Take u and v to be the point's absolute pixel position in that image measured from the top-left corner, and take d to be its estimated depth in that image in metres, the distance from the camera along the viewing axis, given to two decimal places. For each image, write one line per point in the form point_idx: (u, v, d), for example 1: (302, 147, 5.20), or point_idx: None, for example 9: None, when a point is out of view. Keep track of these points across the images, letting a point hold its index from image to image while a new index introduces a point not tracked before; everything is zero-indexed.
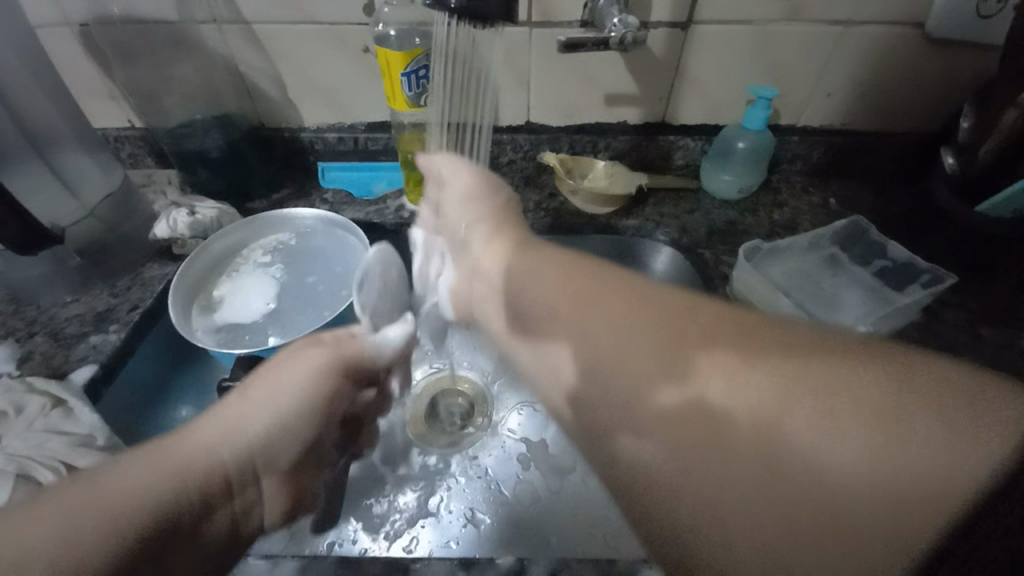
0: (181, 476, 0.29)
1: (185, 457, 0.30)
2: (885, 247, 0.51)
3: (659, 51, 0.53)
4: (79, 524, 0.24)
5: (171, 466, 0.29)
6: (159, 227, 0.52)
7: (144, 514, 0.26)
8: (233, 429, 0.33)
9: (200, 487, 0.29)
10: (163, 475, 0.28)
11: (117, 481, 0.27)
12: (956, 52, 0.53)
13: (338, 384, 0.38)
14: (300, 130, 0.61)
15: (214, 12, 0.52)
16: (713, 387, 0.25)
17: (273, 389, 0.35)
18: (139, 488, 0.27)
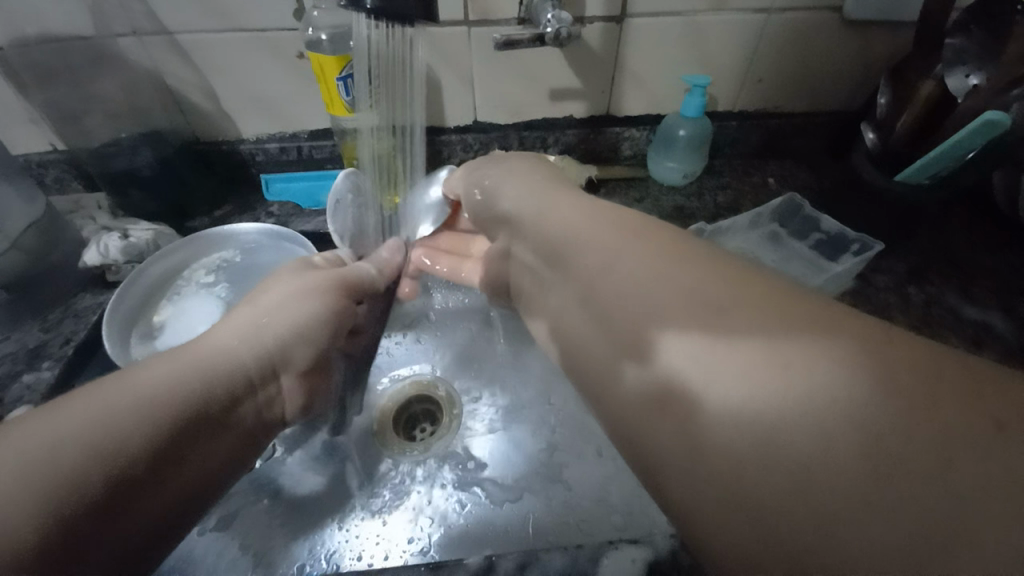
0: (206, 375, 0.32)
1: (184, 371, 0.32)
2: (818, 221, 0.54)
3: (596, 45, 0.54)
4: (115, 410, 0.28)
5: (196, 364, 0.32)
6: (89, 255, 0.49)
7: (153, 418, 0.28)
8: (253, 331, 0.37)
9: (223, 385, 0.33)
10: (181, 375, 0.31)
11: (144, 375, 0.30)
12: (872, 34, 0.56)
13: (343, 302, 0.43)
14: (239, 142, 0.59)
15: (134, 23, 0.49)
16: (677, 355, 0.25)
17: (285, 301, 0.39)
18: (169, 381, 0.30)
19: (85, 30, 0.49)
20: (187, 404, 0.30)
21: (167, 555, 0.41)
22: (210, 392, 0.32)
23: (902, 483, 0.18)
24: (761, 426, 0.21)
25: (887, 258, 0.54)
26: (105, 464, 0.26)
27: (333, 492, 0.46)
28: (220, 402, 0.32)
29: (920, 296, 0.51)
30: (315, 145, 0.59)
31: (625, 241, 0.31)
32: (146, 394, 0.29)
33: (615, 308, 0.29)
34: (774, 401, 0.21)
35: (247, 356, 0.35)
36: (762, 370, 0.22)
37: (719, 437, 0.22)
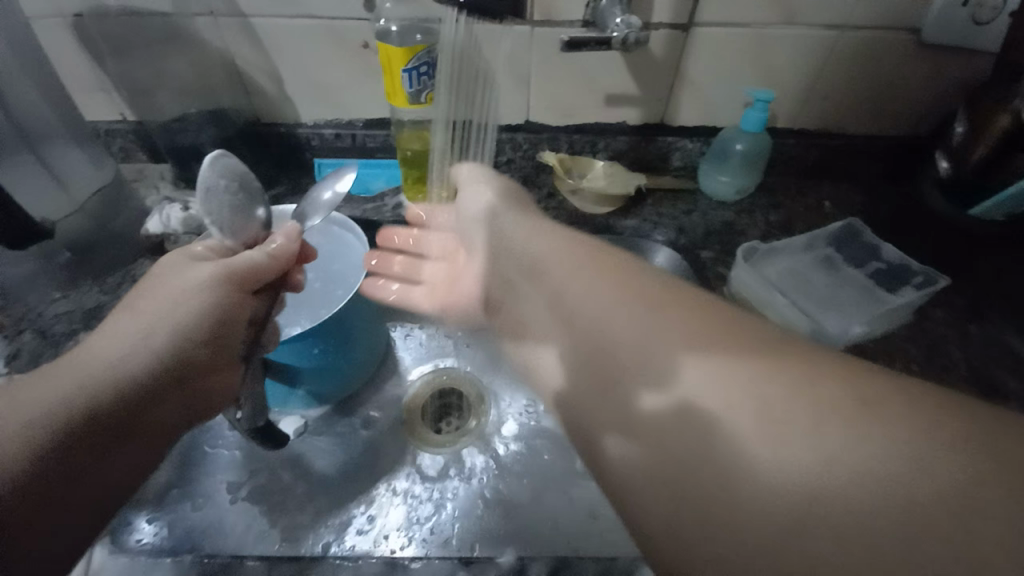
0: (109, 375, 0.31)
1: (145, 338, 0.33)
2: (876, 250, 0.52)
3: (659, 51, 0.53)
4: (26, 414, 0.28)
5: (103, 362, 0.31)
6: (151, 223, 0.51)
7: (54, 417, 0.28)
8: (149, 329, 0.33)
9: (135, 383, 0.31)
10: (83, 378, 0.30)
11: (58, 377, 0.30)
12: (953, 57, 0.53)
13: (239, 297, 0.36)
14: (296, 126, 0.60)
15: (210, 4, 0.51)
16: (699, 391, 0.26)
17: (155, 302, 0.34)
18: (75, 384, 0.30)
19: (164, 7, 0.52)
20: (150, 368, 0.32)
21: (202, 520, 0.42)
22: (119, 391, 0.31)
23: (926, 534, 0.19)
24: (784, 470, 0.22)
25: (950, 293, 0.51)
26: (66, 417, 0.29)
27: (361, 476, 0.47)
28: (131, 400, 0.31)
29: (982, 336, 0.48)
30: (368, 134, 0.60)
31: (635, 278, 0.32)
32: (112, 359, 0.31)
33: (632, 336, 0.29)
34: (800, 446, 0.22)
35: (153, 359, 0.32)
36: (758, 399, 0.24)
37: (747, 479, 0.23)
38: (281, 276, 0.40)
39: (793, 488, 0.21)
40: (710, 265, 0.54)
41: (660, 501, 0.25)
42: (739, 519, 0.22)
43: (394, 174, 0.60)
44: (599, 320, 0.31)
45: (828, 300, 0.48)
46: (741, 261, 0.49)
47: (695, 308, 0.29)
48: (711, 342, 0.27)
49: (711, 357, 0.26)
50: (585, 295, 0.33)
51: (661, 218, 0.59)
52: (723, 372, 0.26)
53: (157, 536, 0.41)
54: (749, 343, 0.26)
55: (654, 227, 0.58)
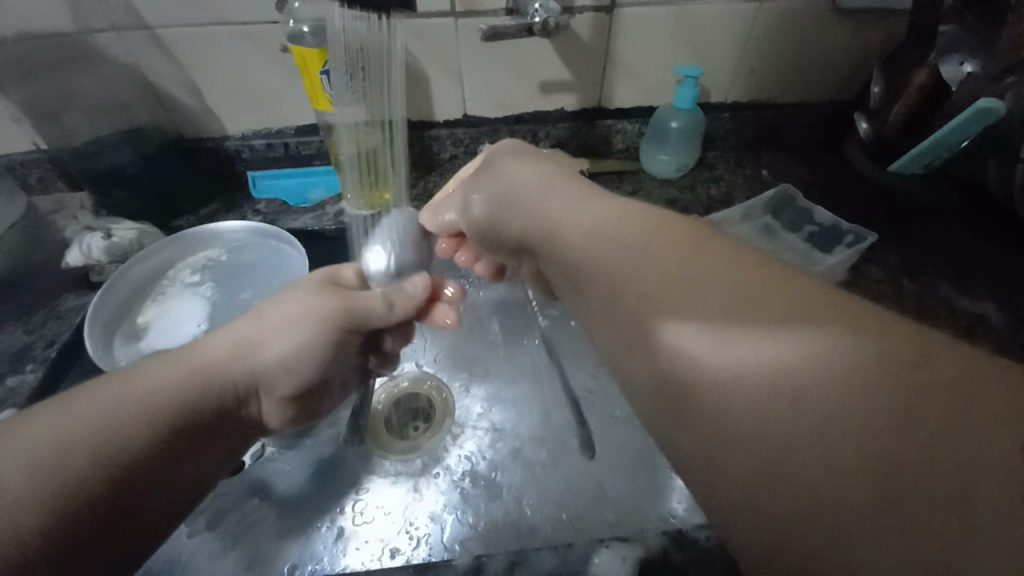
0: (199, 391, 0.32)
1: (145, 394, 0.30)
2: (811, 213, 0.54)
3: (586, 35, 0.53)
4: (101, 418, 0.28)
5: (192, 373, 0.32)
6: (72, 255, 0.48)
7: (140, 433, 0.29)
8: (246, 349, 0.35)
9: (215, 401, 0.33)
10: (172, 393, 0.31)
11: (132, 388, 0.30)
12: (863, 23, 0.55)
13: (344, 333, 0.39)
14: (225, 139, 0.58)
15: (116, 20, 0.49)
16: (699, 351, 0.24)
17: (271, 321, 0.36)
18: (158, 398, 0.30)
19: (65, 26, 0.49)
20: (195, 396, 0.32)
21: (155, 557, 0.41)
22: (202, 409, 0.32)
23: (917, 503, 0.17)
24: (769, 423, 0.21)
25: (881, 248, 0.53)
26: (138, 448, 0.29)
27: (325, 492, 0.46)
28: (210, 418, 0.33)
29: (912, 286, 0.50)
30: (302, 141, 0.58)
31: (665, 236, 0.29)
32: (171, 391, 0.31)
33: (638, 306, 0.27)
34: (784, 396, 0.21)
35: (235, 376, 0.34)
36: (751, 360, 0.22)
37: (724, 423, 0.22)
38: (346, 327, 0.38)
39: (784, 441, 0.20)
40: None
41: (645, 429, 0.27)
42: (737, 464, 0.21)
43: (332, 182, 0.58)
44: (620, 272, 0.29)
45: None
46: None
47: (701, 261, 0.26)
48: (721, 297, 0.25)
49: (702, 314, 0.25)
50: (602, 253, 0.30)
51: None
52: (715, 330, 0.24)
53: None
54: (753, 298, 0.24)
55: None
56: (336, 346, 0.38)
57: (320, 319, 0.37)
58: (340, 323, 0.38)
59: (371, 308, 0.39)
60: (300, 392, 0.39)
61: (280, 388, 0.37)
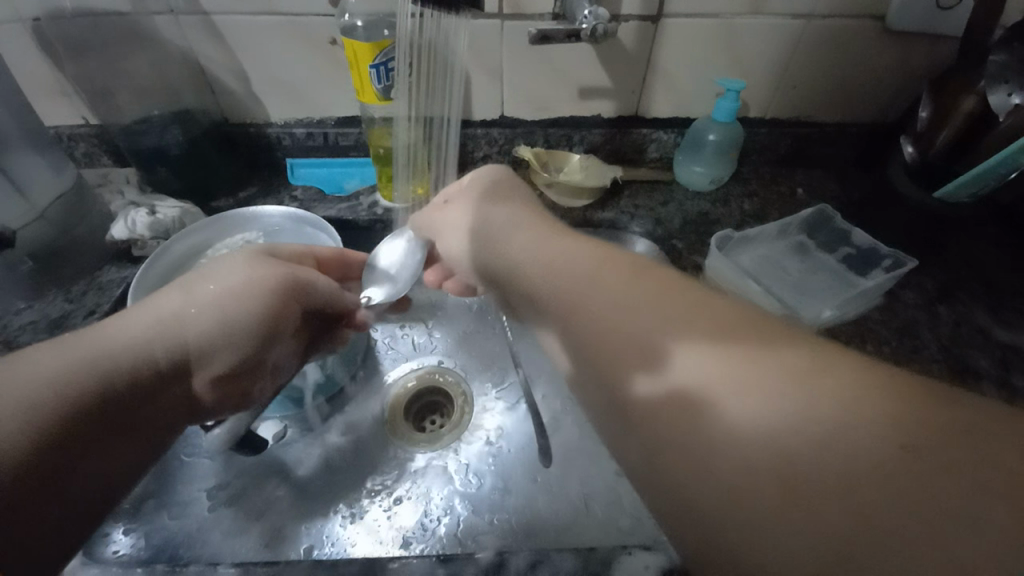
0: (106, 369, 0.31)
1: (61, 366, 0.30)
2: (848, 234, 0.53)
3: (630, 43, 0.53)
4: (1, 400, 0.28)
5: (93, 353, 0.31)
6: (117, 228, 0.50)
7: (45, 411, 0.28)
8: (174, 322, 0.34)
9: (130, 375, 0.32)
10: (76, 367, 0.30)
11: (29, 369, 0.29)
12: (913, 45, 0.54)
13: (280, 306, 0.38)
14: (266, 125, 0.59)
15: (171, 3, 0.50)
16: (690, 376, 0.24)
17: (194, 293, 0.35)
18: (56, 375, 0.30)
19: (121, 7, 0.50)
20: (105, 375, 0.31)
21: (177, 528, 0.42)
22: (115, 384, 0.31)
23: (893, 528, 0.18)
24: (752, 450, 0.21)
25: (918, 275, 0.52)
26: (43, 432, 0.28)
27: (343, 479, 0.46)
28: (129, 395, 0.32)
29: (949, 315, 0.49)
30: (341, 132, 0.59)
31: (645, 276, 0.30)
32: (74, 371, 0.30)
33: (616, 333, 0.28)
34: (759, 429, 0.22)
35: (157, 350, 0.33)
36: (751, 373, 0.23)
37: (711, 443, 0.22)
38: (289, 297, 0.39)
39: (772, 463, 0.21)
40: (687, 255, 0.55)
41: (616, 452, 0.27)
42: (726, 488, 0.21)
43: (368, 173, 0.59)
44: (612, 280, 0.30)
45: (800, 285, 0.49)
46: (715, 250, 0.50)
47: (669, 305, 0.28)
48: (712, 322, 0.26)
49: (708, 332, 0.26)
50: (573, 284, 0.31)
51: (638, 209, 0.59)
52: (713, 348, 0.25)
53: (132, 549, 0.40)
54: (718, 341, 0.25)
55: (632, 218, 0.58)
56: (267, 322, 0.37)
57: (250, 291, 0.37)
58: (281, 294, 0.38)
59: (316, 284, 0.40)
60: (232, 373, 0.37)
61: (213, 364, 0.36)
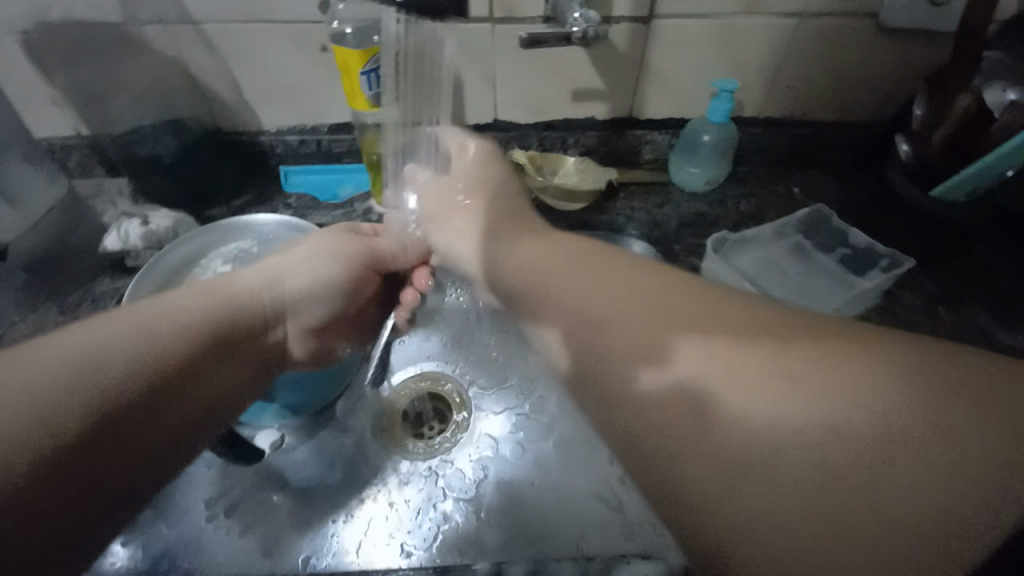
0: (227, 313, 0.38)
1: (191, 310, 0.36)
2: (846, 235, 0.52)
3: (622, 45, 0.53)
4: (130, 338, 0.32)
5: (223, 299, 0.38)
6: (109, 239, 0.50)
7: (173, 344, 0.34)
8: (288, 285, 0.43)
9: (238, 321, 0.39)
10: (208, 309, 0.37)
11: (178, 305, 0.36)
12: (908, 43, 0.54)
13: (361, 274, 0.48)
14: (260, 133, 0.59)
15: (160, 12, 0.50)
16: (691, 371, 0.25)
17: (301, 266, 0.44)
18: (193, 313, 0.36)
19: (112, 16, 0.50)
20: (234, 314, 0.39)
21: (174, 540, 0.42)
22: (238, 316, 0.39)
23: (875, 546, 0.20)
24: (806, 448, 0.22)
25: (917, 276, 0.52)
26: (160, 368, 0.33)
27: (342, 490, 0.46)
28: (243, 329, 0.39)
29: (948, 315, 0.49)
30: (334, 139, 0.59)
31: (609, 263, 0.34)
32: (193, 313, 0.36)
33: (621, 328, 0.29)
34: (808, 424, 0.22)
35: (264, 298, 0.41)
36: (781, 388, 0.23)
37: (765, 469, 0.22)
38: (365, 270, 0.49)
39: (818, 450, 0.21)
40: (684, 257, 0.54)
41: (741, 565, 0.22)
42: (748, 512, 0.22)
43: (362, 179, 0.59)
44: (605, 328, 0.30)
45: (798, 286, 0.49)
46: (712, 252, 0.50)
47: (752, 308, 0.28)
48: (711, 323, 0.27)
49: (713, 336, 0.26)
50: (607, 321, 0.30)
51: (634, 212, 0.59)
52: (707, 348, 0.26)
53: (127, 564, 0.40)
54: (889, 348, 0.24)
55: (628, 221, 0.58)
56: (349, 296, 0.48)
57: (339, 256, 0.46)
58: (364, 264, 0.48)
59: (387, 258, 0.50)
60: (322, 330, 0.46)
61: (302, 318, 0.44)
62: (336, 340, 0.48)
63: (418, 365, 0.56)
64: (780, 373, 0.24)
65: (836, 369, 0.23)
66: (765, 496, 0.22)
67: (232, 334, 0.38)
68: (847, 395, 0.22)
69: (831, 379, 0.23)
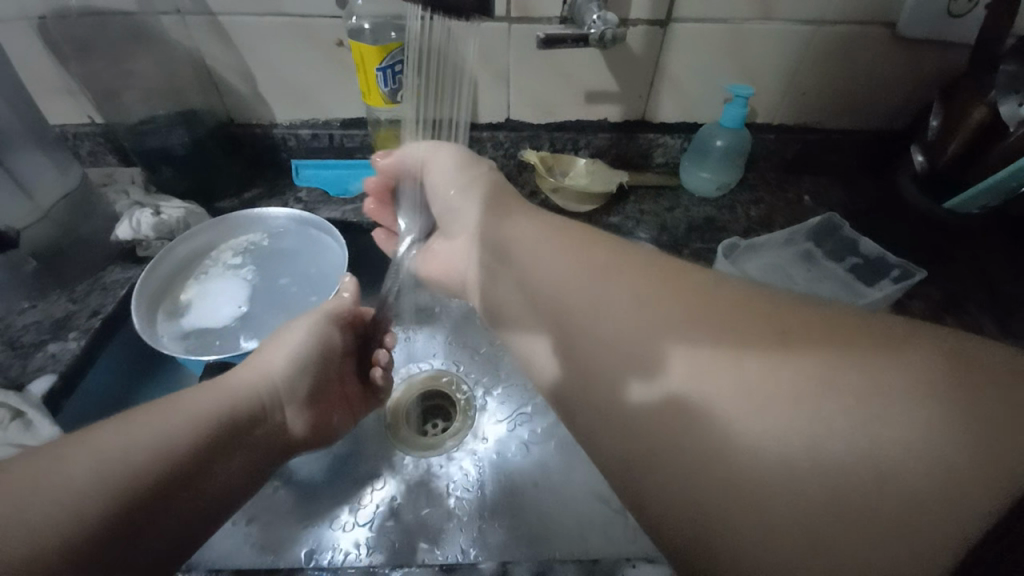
0: (224, 410, 0.35)
1: (191, 410, 0.33)
2: (855, 243, 0.52)
3: (637, 48, 0.53)
4: (130, 447, 0.29)
5: (219, 398, 0.35)
6: (120, 228, 0.50)
7: (176, 446, 0.30)
8: (279, 360, 0.40)
9: (237, 414, 0.35)
10: (208, 406, 0.34)
11: (184, 405, 0.33)
12: (925, 53, 0.54)
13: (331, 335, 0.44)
14: (272, 126, 0.59)
15: (177, 3, 0.50)
16: (678, 377, 0.27)
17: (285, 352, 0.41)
18: (196, 413, 0.33)
19: (129, 7, 0.50)
20: (232, 408, 0.35)
21: None
22: (238, 412, 0.35)
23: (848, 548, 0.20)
24: (780, 456, 0.22)
25: (926, 286, 0.52)
26: (156, 475, 0.29)
27: (346, 486, 0.46)
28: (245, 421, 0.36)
29: (957, 327, 0.49)
30: (346, 133, 0.59)
31: (607, 251, 0.34)
32: (197, 411, 0.33)
33: (620, 335, 0.30)
34: (775, 432, 0.23)
35: (260, 389, 0.38)
36: (751, 385, 0.24)
37: (741, 477, 0.23)
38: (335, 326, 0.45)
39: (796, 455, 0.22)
40: (692, 261, 0.54)
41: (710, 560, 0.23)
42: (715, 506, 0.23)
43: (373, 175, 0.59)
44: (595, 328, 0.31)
45: (807, 294, 0.49)
46: (721, 257, 0.50)
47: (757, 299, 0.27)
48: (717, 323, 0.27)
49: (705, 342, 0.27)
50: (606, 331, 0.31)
51: (643, 215, 0.59)
52: (698, 351, 0.26)
53: None
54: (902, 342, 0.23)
55: (637, 224, 0.58)
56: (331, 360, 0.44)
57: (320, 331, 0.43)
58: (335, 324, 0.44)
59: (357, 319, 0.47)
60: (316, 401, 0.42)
61: (295, 393, 0.40)
62: (334, 412, 0.45)
63: (424, 363, 0.56)
64: (762, 371, 0.25)
65: (811, 367, 0.24)
66: (722, 484, 0.23)
67: (235, 428, 0.35)
68: (835, 392, 0.23)
69: (811, 372, 0.24)
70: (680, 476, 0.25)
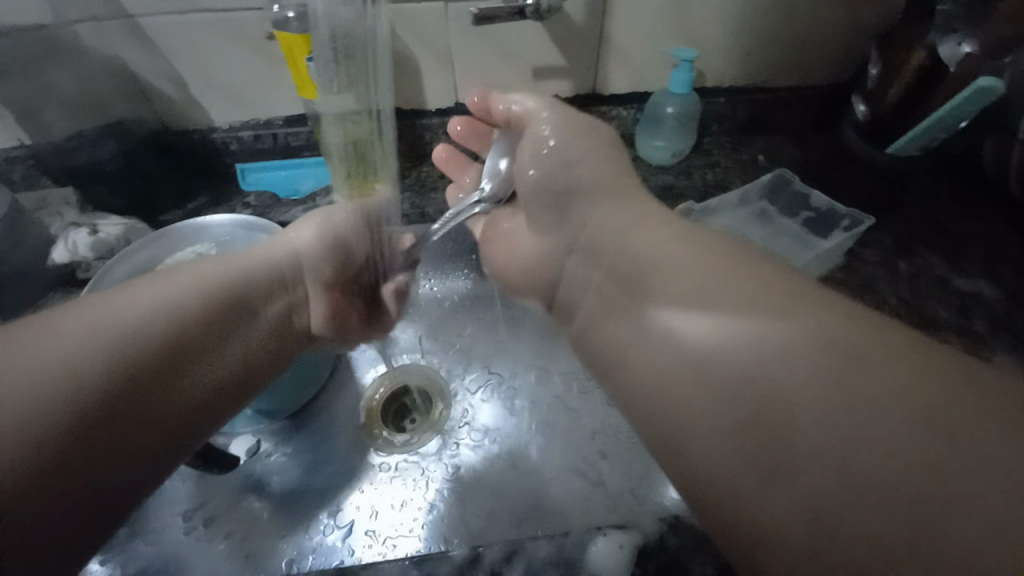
0: (204, 298, 0.35)
1: (165, 300, 0.33)
2: (808, 198, 0.53)
3: (578, 18, 0.52)
4: (94, 339, 0.29)
5: (204, 287, 0.36)
6: (57, 252, 0.49)
7: (139, 344, 0.31)
8: (271, 257, 0.41)
9: (220, 304, 0.36)
10: (189, 293, 0.35)
11: (151, 292, 0.33)
12: (863, 2, 0.54)
13: (338, 242, 0.43)
14: (209, 130, 0.57)
15: (90, 7, 0.47)
16: (690, 333, 0.30)
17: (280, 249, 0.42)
18: (165, 301, 0.33)
19: (37, 15, 0.47)
20: (222, 300, 0.36)
21: (149, 552, 0.41)
22: (228, 301, 0.36)
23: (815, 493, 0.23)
24: (767, 396, 0.26)
25: (878, 234, 0.53)
26: (122, 369, 0.29)
27: (322, 488, 0.46)
28: (235, 308, 0.37)
29: (909, 270, 0.50)
30: (290, 132, 0.57)
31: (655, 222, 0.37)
32: (172, 300, 0.34)
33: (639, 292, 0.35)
34: (766, 364, 0.27)
35: (260, 273, 0.40)
36: (758, 338, 0.28)
37: (737, 415, 0.27)
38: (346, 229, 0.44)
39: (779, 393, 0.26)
40: None
41: (703, 489, 0.28)
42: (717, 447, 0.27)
43: (323, 173, 0.57)
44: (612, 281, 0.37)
45: (766, 252, 0.49)
46: None
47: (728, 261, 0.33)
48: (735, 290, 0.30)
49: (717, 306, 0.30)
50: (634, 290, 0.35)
51: None
52: (704, 314, 0.30)
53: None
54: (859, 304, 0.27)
55: None
56: (334, 263, 0.44)
57: (313, 242, 0.43)
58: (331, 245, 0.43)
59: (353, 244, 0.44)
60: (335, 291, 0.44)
61: (308, 275, 0.42)
62: (347, 300, 0.45)
63: (395, 359, 0.55)
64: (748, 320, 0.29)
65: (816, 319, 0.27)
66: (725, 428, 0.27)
67: (223, 311, 0.36)
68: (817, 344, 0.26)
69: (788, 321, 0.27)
70: (682, 411, 0.29)
